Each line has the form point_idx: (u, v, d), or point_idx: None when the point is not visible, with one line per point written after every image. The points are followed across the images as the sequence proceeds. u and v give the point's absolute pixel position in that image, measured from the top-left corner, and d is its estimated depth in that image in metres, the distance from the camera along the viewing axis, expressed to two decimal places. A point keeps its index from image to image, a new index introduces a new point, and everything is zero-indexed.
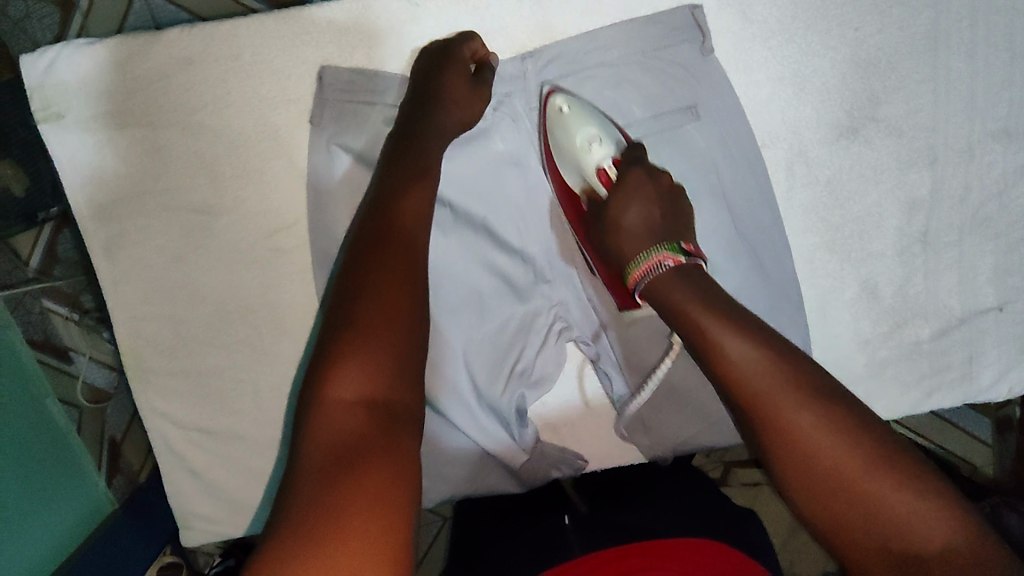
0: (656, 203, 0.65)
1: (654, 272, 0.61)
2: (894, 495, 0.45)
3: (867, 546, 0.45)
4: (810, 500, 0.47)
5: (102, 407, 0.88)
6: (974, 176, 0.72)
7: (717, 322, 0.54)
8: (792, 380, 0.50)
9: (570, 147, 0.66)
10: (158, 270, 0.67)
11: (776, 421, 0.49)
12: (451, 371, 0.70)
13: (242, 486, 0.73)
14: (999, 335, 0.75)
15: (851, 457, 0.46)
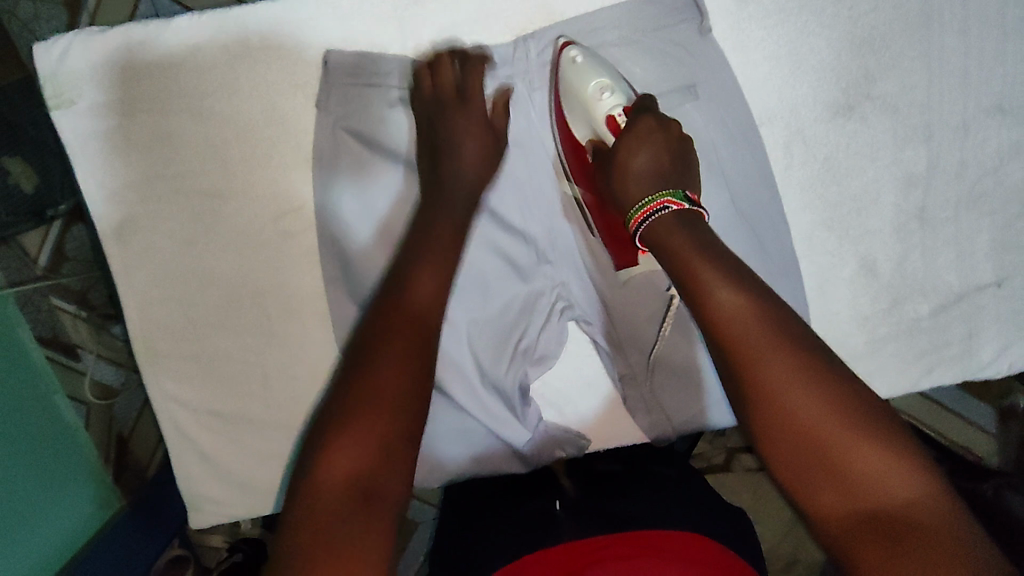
0: (666, 150, 0.64)
1: (658, 215, 0.61)
2: (846, 438, 0.47)
3: (819, 485, 0.47)
4: (777, 449, 0.50)
5: (111, 403, 0.93)
6: (970, 153, 0.73)
7: (712, 273, 0.56)
8: (775, 328, 0.53)
9: (580, 93, 0.66)
10: (168, 255, 0.68)
11: (756, 368, 0.51)
12: (457, 350, 0.72)
13: (252, 468, 0.74)
14: (996, 310, 0.77)
15: (816, 401, 0.49)
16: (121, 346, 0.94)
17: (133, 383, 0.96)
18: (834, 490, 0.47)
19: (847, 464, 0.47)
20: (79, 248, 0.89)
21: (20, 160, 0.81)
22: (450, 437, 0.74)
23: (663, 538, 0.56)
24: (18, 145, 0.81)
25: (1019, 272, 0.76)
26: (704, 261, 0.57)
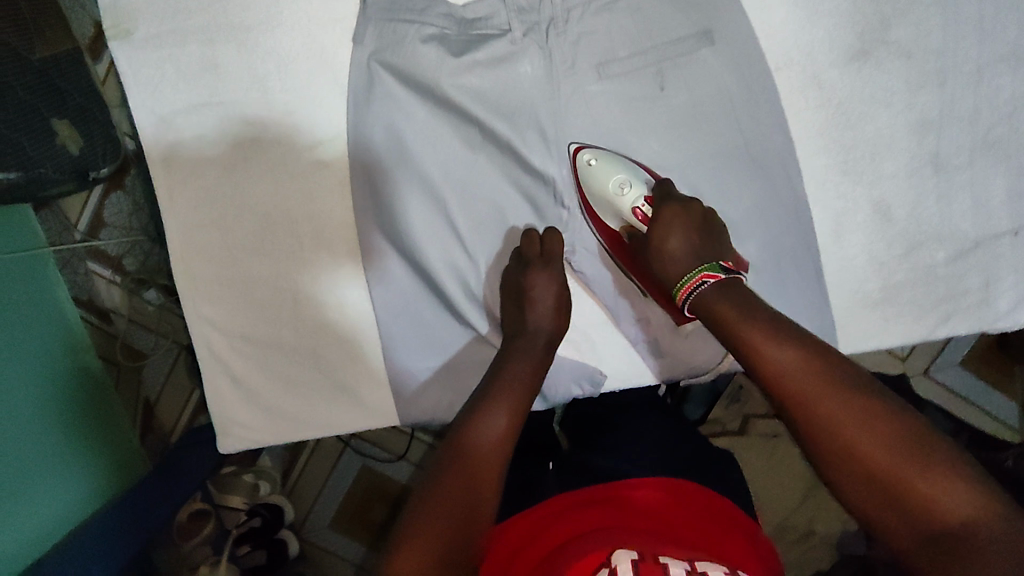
0: (694, 227, 0.67)
1: (699, 290, 0.62)
2: (938, 492, 0.42)
3: (920, 546, 0.42)
4: (863, 509, 0.45)
5: (141, 366, 1.08)
6: (984, 99, 0.75)
7: (761, 333, 0.54)
8: (835, 384, 0.49)
9: (603, 194, 0.70)
10: (211, 180, 0.73)
11: (812, 415, 0.49)
12: (477, 282, 0.75)
13: (280, 393, 0.78)
14: (1015, 259, 0.78)
15: (894, 455, 0.45)
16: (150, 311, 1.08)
17: (165, 349, 1.09)
18: (909, 531, 0.43)
19: (919, 501, 0.43)
20: (112, 216, 1.05)
21: (67, 123, 0.89)
22: (469, 368, 0.77)
23: (644, 486, 0.65)
24: (63, 108, 0.88)
25: None
26: (750, 317, 0.56)
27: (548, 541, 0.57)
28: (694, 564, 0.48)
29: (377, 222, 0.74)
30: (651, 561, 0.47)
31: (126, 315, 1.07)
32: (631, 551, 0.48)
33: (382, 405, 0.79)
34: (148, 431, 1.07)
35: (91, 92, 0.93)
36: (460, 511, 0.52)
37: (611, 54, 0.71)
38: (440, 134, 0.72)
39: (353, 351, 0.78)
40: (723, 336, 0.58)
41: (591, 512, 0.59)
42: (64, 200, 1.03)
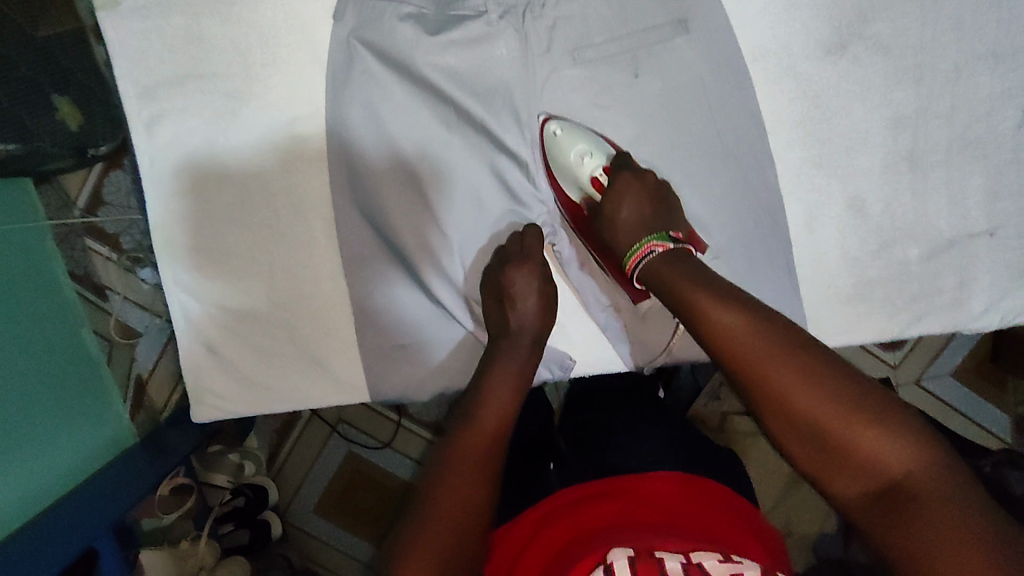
0: (647, 200, 0.70)
1: (645, 260, 0.67)
2: (861, 437, 0.49)
3: (852, 484, 0.49)
4: (803, 454, 0.52)
5: (132, 343, 1.14)
6: (961, 97, 0.75)
7: (710, 300, 0.59)
8: (772, 344, 0.54)
9: (565, 164, 0.73)
10: (193, 150, 0.74)
11: (765, 379, 0.53)
12: (450, 260, 0.76)
13: (253, 364, 0.79)
14: (990, 260, 0.77)
15: (824, 407, 0.50)
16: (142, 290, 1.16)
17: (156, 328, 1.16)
18: (853, 480, 0.49)
19: (861, 453, 0.49)
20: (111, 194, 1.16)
21: (68, 100, 0.92)
22: (441, 346, 0.79)
23: (659, 480, 0.64)
24: (65, 86, 0.92)
25: (1013, 220, 0.77)
26: (699, 288, 0.61)
27: (556, 535, 0.57)
28: (688, 555, 0.49)
29: (353, 199, 0.75)
30: (647, 557, 0.48)
31: (119, 293, 1.13)
32: (627, 547, 0.49)
33: (356, 381, 0.80)
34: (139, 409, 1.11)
35: (94, 68, 0.96)
36: (465, 501, 0.55)
37: (586, 40, 0.72)
38: (417, 113, 0.73)
39: (327, 325, 0.79)
40: (674, 305, 0.62)
41: (601, 504, 0.59)
42: (65, 178, 1.12)
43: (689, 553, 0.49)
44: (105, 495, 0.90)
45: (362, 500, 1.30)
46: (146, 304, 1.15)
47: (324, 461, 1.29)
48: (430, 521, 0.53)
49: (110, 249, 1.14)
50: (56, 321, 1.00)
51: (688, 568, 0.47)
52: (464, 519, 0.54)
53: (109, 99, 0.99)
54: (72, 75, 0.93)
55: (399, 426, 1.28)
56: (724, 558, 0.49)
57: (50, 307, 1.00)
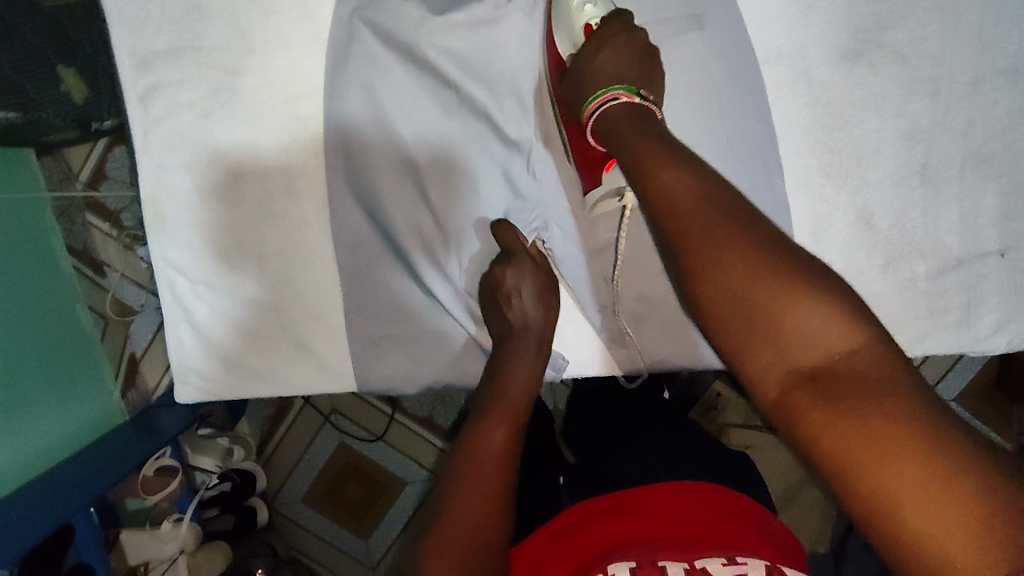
0: (629, 53, 0.66)
1: (607, 107, 0.65)
2: (789, 307, 0.47)
3: (769, 355, 0.48)
4: (725, 320, 0.50)
5: (127, 320, 1.14)
6: (978, 112, 0.72)
7: (661, 164, 0.57)
8: (714, 208, 0.53)
9: (564, 8, 0.70)
10: (187, 124, 0.73)
11: (698, 252, 0.52)
12: (444, 253, 0.74)
13: (238, 347, 0.78)
14: (998, 282, 0.75)
15: (755, 272, 0.49)
16: (140, 269, 1.16)
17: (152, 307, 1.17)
18: (773, 352, 0.48)
19: (790, 330, 0.47)
20: (115, 168, 1.14)
21: (73, 72, 0.92)
22: (429, 340, 0.77)
23: (691, 489, 0.61)
24: (72, 57, 0.91)
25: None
26: (651, 147, 0.59)
27: (574, 551, 0.53)
28: (693, 561, 0.47)
29: (347, 181, 0.74)
30: (649, 566, 0.47)
31: (117, 271, 1.14)
32: (629, 560, 0.48)
33: (343, 368, 0.79)
34: (130, 386, 1.12)
35: (104, 45, 0.97)
36: (477, 510, 0.56)
37: None
38: (417, 96, 0.71)
39: (316, 310, 0.77)
40: (625, 154, 0.61)
41: (619, 518, 0.56)
42: (70, 149, 1.10)
43: (693, 559, 0.48)
44: (83, 470, 0.88)
45: (353, 493, 1.29)
46: (142, 282, 1.16)
47: (315, 450, 1.28)
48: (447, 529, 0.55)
49: (109, 225, 1.14)
50: (51, 293, 0.99)
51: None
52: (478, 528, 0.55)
53: (112, 78, 0.99)
54: (80, 49, 0.93)
55: (392, 420, 1.26)
56: (729, 560, 0.48)
57: (42, 278, 0.98)
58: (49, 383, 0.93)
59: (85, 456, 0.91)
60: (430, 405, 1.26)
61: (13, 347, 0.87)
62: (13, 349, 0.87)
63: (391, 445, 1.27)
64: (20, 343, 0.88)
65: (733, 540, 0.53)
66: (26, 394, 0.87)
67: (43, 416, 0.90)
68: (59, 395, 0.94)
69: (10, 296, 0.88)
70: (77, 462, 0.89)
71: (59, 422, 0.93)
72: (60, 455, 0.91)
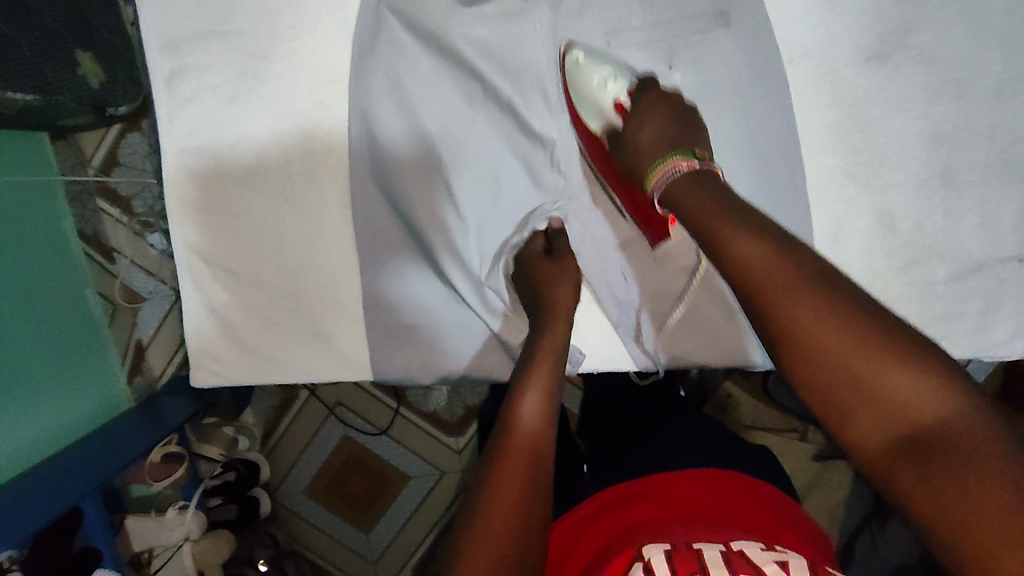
0: (669, 117, 0.67)
1: (671, 176, 0.61)
2: (885, 373, 0.42)
3: (867, 426, 0.42)
4: (813, 387, 0.45)
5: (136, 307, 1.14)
6: (1004, 116, 0.71)
7: (730, 226, 0.53)
8: (793, 269, 0.48)
9: (586, 89, 0.70)
10: (211, 108, 0.73)
11: (783, 311, 0.47)
12: (465, 243, 0.74)
13: (256, 332, 0.78)
14: (1018, 287, 0.74)
15: (843, 336, 0.44)
16: (150, 257, 1.15)
17: (161, 295, 1.16)
18: (873, 423, 0.42)
19: (886, 396, 0.42)
20: (127, 155, 1.13)
21: (90, 56, 0.91)
22: (446, 330, 0.77)
23: (714, 477, 0.62)
24: (89, 42, 0.91)
25: None
26: (720, 217, 0.54)
27: (599, 537, 0.54)
28: (729, 544, 0.48)
29: (370, 169, 0.74)
30: (685, 551, 0.47)
31: (127, 257, 1.13)
32: (663, 543, 0.48)
33: (360, 357, 0.79)
34: (137, 373, 1.11)
35: (119, 31, 0.97)
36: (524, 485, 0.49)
37: (625, 23, 0.71)
38: (443, 86, 0.71)
39: (335, 299, 0.77)
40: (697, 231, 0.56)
41: (643, 504, 0.57)
42: (82, 134, 1.09)
43: (730, 542, 0.48)
44: (98, 452, 0.89)
45: (354, 487, 1.29)
46: (151, 270, 1.15)
47: (319, 442, 1.28)
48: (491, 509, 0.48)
49: (121, 212, 1.14)
50: (61, 278, 1.00)
51: (728, 557, 0.46)
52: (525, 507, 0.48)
53: (128, 64, 0.99)
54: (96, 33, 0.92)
55: (397, 414, 1.26)
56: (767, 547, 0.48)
57: (50, 262, 0.98)
58: (55, 368, 0.92)
59: (91, 443, 0.91)
60: (436, 400, 1.26)
61: (20, 330, 0.86)
62: (19, 333, 0.86)
63: (393, 438, 1.27)
64: (27, 327, 0.88)
65: (762, 526, 0.53)
66: (32, 379, 0.87)
67: (49, 400, 0.90)
68: (65, 380, 0.94)
69: (18, 280, 0.88)
70: (82, 448, 0.89)
71: (64, 408, 0.92)
72: (64, 442, 0.90)
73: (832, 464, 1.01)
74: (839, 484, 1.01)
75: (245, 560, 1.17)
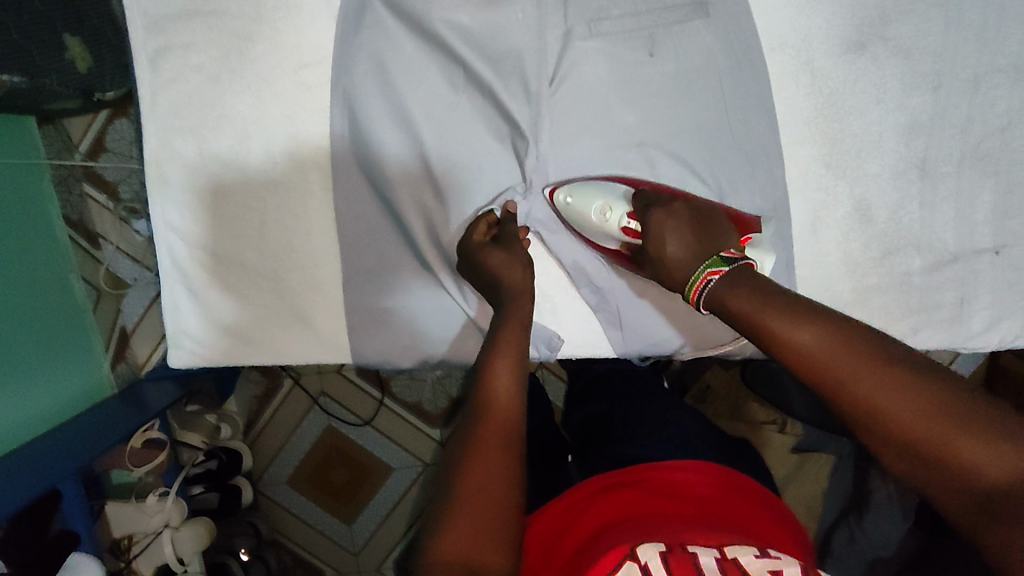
0: (686, 223, 0.66)
1: (708, 288, 0.60)
2: (968, 447, 0.40)
3: (962, 502, 0.40)
4: (900, 465, 0.44)
5: (121, 294, 1.15)
6: (979, 109, 0.73)
7: (780, 316, 0.52)
8: (853, 351, 0.47)
9: (591, 225, 0.72)
10: (195, 88, 0.73)
11: (851, 398, 0.46)
12: (443, 226, 0.74)
13: (236, 313, 0.79)
14: (993, 279, 0.76)
15: (917, 416, 0.42)
16: (136, 244, 1.16)
17: (145, 282, 1.18)
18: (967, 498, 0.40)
19: (967, 469, 0.40)
20: (113, 141, 1.14)
21: (78, 41, 0.91)
22: (423, 313, 0.78)
23: (692, 472, 0.62)
24: (77, 27, 0.91)
25: (1019, 241, 0.75)
26: (769, 305, 0.53)
27: (583, 530, 0.54)
28: (723, 551, 0.46)
29: (352, 151, 0.74)
30: (680, 553, 0.45)
31: (112, 244, 1.13)
32: (658, 543, 0.47)
33: (339, 340, 0.79)
34: (121, 360, 1.12)
35: (111, 18, 0.98)
36: (503, 440, 0.50)
37: (605, 12, 0.70)
38: (425, 70, 0.72)
39: (315, 282, 0.78)
40: (751, 326, 0.54)
41: (620, 497, 0.57)
42: (69, 120, 1.09)
43: (724, 547, 0.47)
44: (81, 437, 0.88)
45: (337, 478, 1.29)
46: (137, 256, 1.16)
47: (303, 432, 1.27)
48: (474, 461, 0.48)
49: (106, 198, 1.14)
50: (49, 263, 1.00)
51: (723, 566, 0.44)
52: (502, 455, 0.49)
53: (115, 51, 0.99)
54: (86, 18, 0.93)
55: (380, 406, 1.26)
56: (760, 553, 0.47)
57: (36, 247, 0.97)
58: (35, 354, 0.91)
59: (72, 430, 0.90)
60: (420, 390, 1.26)
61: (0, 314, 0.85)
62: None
63: (375, 428, 1.27)
64: (8, 310, 0.87)
65: (742, 525, 0.53)
66: (12, 363, 0.86)
67: (28, 386, 0.88)
68: (44, 365, 0.93)
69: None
70: (62, 434, 0.88)
71: (42, 395, 0.91)
72: (41, 429, 0.89)
73: (810, 456, 0.98)
74: (818, 479, 0.98)
75: (226, 551, 1.17)
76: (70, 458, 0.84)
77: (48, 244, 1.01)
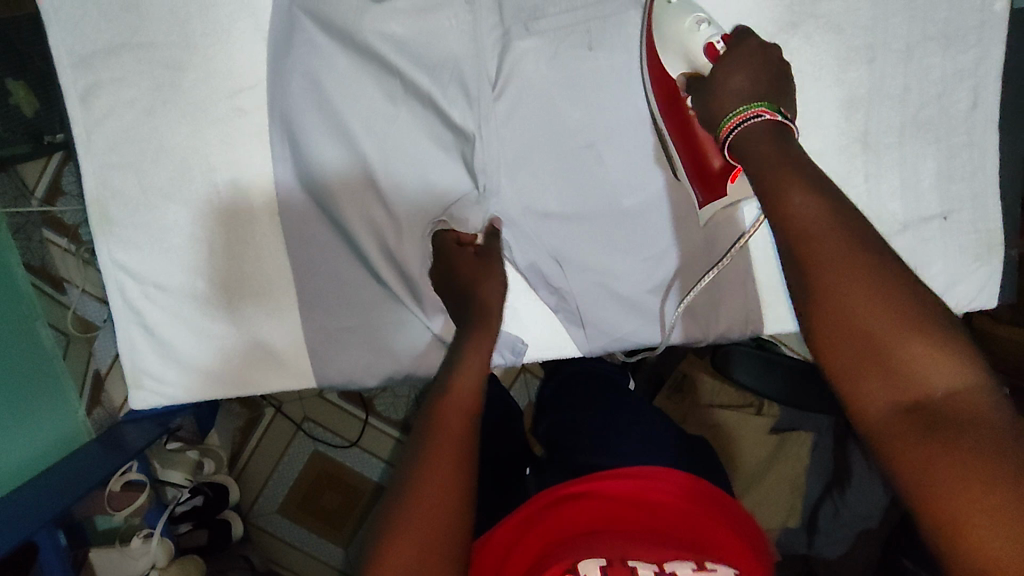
0: (765, 68, 0.62)
1: (748, 124, 0.58)
2: (908, 344, 0.42)
3: (878, 398, 0.42)
4: (840, 352, 0.44)
5: (91, 337, 1.13)
6: (914, 78, 0.74)
7: (795, 184, 0.51)
8: (844, 228, 0.47)
9: (674, 30, 0.66)
10: (130, 122, 0.72)
11: (825, 277, 0.45)
12: (395, 240, 0.74)
13: (193, 347, 0.77)
14: (945, 244, 0.76)
15: (880, 307, 0.43)
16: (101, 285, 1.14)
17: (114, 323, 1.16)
18: (887, 395, 0.42)
19: (907, 370, 0.41)
20: (70, 184, 1.12)
21: (22, 85, 0.90)
22: (383, 333, 0.77)
23: (658, 479, 0.60)
24: (21, 70, 0.89)
25: (966, 205, 0.76)
26: (785, 175, 0.52)
27: (529, 551, 0.51)
28: (661, 564, 0.46)
29: (295, 172, 0.73)
30: (619, 566, 0.45)
31: (78, 287, 1.12)
32: (598, 557, 0.46)
33: (302, 366, 0.78)
34: (96, 405, 1.09)
35: None
36: (459, 453, 0.49)
37: (541, 10, 0.69)
38: (360, 82, 0.71)
39: (270, 307, 0.77)
40: (757, 186, 0.54)
41: (578, 509, 0.54)
42: (23, 165, 1.08)
43: (663, 560, 0.46)
44: (54, 486, 0.86)
45: (327, 501, 1.26)
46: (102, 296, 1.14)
47: (288, 461, 1.25)
48: (426, 474, 0.47)
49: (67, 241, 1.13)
50: (18, 314, 0.96)
51: None
52: (454, 466, 0.48)
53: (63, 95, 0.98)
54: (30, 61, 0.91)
55: (366, 425, 1.24)
56: (699, 565, 0.46)
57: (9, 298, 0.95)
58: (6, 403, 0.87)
59: (44, 480, 0.87)
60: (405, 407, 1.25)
61: None
62: None
63: (364, 448, 1.25)
64: None
65: (696, 536, 0.53)
66: None
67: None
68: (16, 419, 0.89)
69: None
70: (36, 487, 0.86)
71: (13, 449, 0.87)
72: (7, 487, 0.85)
73: (789, 436, 0.98)
74: (798, 456, 0.97)
75: None
76: (40, 508, 0.81)
77: (18, 296, 0.97)
